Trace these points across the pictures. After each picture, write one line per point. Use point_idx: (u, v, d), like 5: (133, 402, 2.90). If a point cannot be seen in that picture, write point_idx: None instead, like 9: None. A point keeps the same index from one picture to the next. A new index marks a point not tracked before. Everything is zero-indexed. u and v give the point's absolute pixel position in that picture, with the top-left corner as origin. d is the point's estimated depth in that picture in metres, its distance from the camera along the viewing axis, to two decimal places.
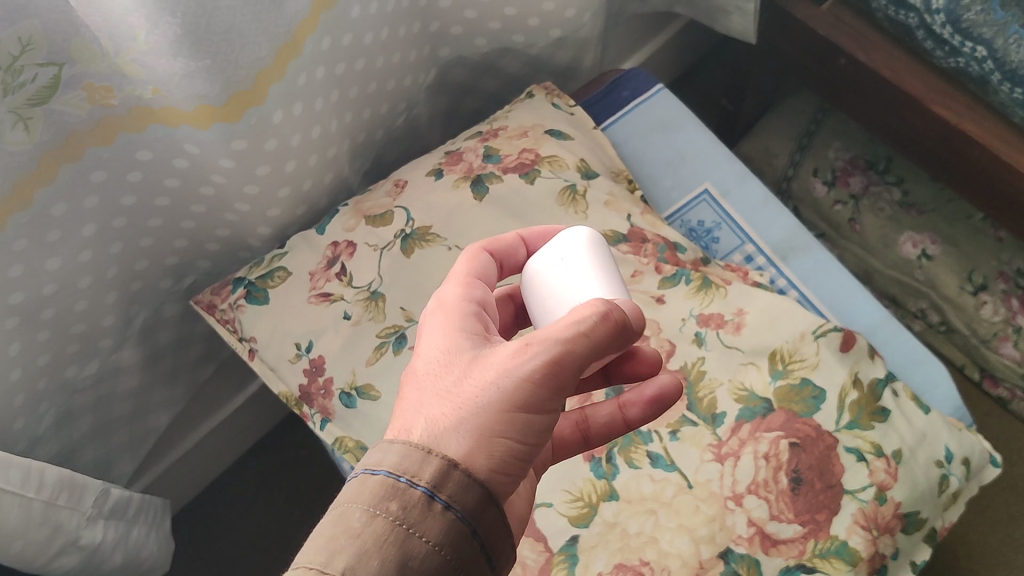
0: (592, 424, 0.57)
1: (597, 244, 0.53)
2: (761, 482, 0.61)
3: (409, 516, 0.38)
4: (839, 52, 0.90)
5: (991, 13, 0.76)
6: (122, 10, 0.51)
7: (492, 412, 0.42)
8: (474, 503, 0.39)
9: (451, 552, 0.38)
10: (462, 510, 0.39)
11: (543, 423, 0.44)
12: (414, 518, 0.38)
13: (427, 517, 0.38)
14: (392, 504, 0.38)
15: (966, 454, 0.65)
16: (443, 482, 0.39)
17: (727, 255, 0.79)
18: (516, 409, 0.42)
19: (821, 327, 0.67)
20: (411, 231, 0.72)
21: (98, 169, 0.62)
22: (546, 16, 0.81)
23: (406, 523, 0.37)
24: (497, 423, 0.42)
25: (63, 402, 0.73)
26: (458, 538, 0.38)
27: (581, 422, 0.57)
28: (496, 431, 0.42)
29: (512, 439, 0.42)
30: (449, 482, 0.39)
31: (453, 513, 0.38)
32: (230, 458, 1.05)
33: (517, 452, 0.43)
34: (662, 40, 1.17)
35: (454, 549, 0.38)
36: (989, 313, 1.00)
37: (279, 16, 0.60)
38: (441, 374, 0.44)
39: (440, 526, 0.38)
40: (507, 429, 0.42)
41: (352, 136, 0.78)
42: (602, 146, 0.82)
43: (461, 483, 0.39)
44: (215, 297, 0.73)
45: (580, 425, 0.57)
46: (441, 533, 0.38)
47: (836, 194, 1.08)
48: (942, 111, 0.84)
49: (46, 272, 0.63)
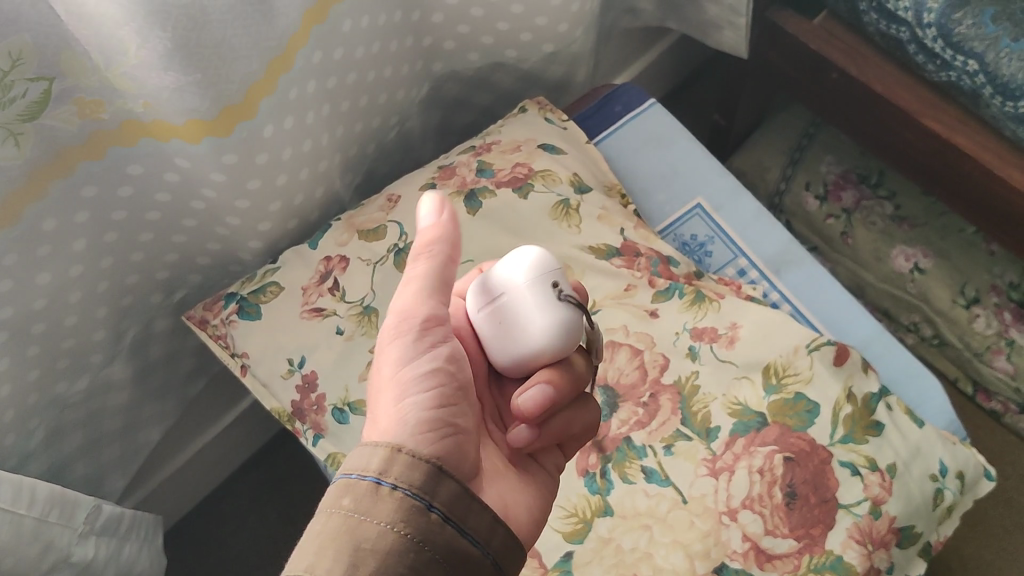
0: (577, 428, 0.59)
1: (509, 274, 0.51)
2: (755, 497, 0.61)
3: (361, 506, 0.41)
4: (831, 66, 0.90)
5: (982, 28, 0.76)
6: (112, 24, 0.51)
7: (395, 383, 0.48)
8: (423, 478, 0.42)
9: (408, 528, 0.40)
10: (413, 488, 0.42)
11: (439, 361, 0.49)
12: (366, 507, 0.40)
13: (377, 504, 0.41)
14: (345, 499, 0.41)
15: (960, 468, 0.64)
16: (388, 467, 0.42)
17: (720, 269, 0.79)
18: (408, 368, 0.48)
19: (814, 340, 0.66)
20: (404, 246, 0.73)
21: (89, 184, 0.62)
22: (538, 31, 0.81)
23: (360, 512, 0.40)
24: (398, 385, 0.48)
25: (53, 418, 0.73)
26: (413, 516, 0.41)
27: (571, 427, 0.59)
28: (403, 392, 0.47)
29: (418, 387, 0.47)
30: (394, 466, 0.42)
31: (401, 491, 0.41)
32: (222, 474, 1.05)
33: (435, 404, 0.47)
34: (655, 55, 1.17)
35: (413, 526, 0.40)
36: (982, 326, 1.00)
37: (270, 30, 0.60)
38: (376, 374, 0.50)
39: (390, 509, 0.40)
40: (411, 385, 0.47)
41: (343, 151, 0.78)
42: (595, 160, 0.82)
43: (407, 464, 0.42)
44: (207, 312, 0.72)
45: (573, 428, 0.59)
46: (394, 513, 0.40)
47: (828, 208, 1.08)
48: (933, 124, 0.85)
49: (36, 286, 0.63)
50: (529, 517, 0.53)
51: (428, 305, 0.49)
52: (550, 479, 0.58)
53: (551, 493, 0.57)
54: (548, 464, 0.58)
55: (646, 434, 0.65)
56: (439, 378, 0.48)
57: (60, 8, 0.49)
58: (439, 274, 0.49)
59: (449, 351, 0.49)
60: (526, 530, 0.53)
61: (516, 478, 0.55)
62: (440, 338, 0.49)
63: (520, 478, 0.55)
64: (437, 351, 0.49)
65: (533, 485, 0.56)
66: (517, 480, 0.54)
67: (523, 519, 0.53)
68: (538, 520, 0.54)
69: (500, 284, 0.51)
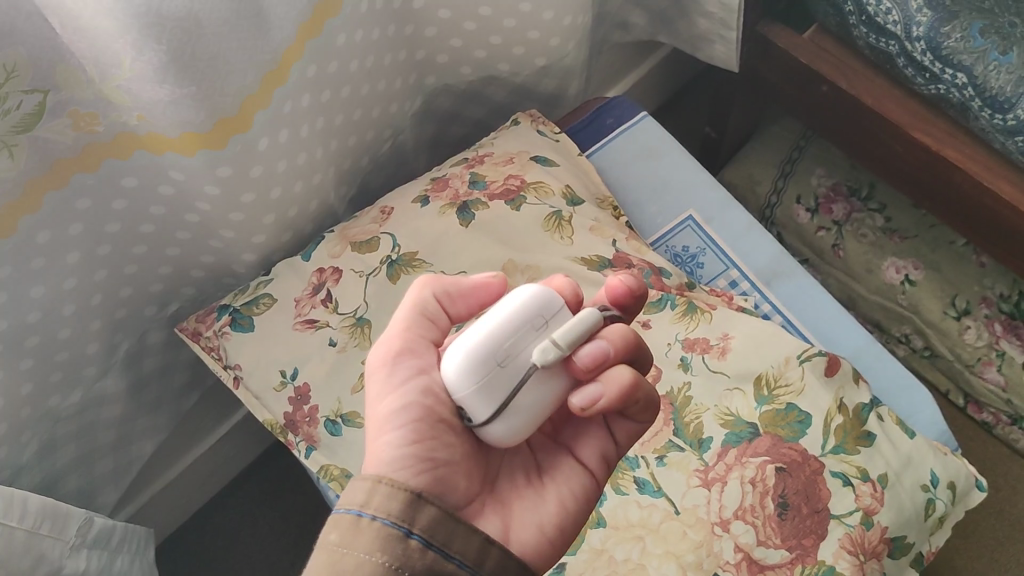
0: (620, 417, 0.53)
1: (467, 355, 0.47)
2: (747, 508, 0.61)
3: (344, 540, 0.42)
4: (821, 79, 0.91)
5: (970, 41, 0.77)
6: (107, 37, 0.51)
7: (376, 419, 0.48)
8: (402, 507, 0.43)
9: (385, 556, 0.41)
10: (392, 516, 0.42)
11: (412, 391, 0.48)
12: (348, 540, 0.42)
13: (357, 536, 0.42)
14: (332, 535, 0.43)
15: (951, 478, 0.65)
16: (369, 499, 0.43)
17: (712, 280, 0.80)
18: (384, 402, 0.48)
19: (806, 351, 0.67)
20: (397, 257, 0.72)
21: (83, 197, 0.62)
22: (531, 45, 0.81)
23: (343, 546, 0.42)
24: (378, 425, 0.48)
25: (46, 431, 0.72)
26: (390, 543, 0.42)
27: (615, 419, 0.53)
28: (382, 427, 0.48)
29: (395, 423, 0.47)
30: (375, 497, 0.43)
31: (379, 522, 0.42)
32: (215, 487, 1.04)
33: (407, 436, 0.47)
34: (646, 68, 1.18)
35: (391, 553, 0.41)
36: (973, 338, 1.00)
37: (265, 44, 0.60)
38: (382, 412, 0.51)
39: (369, 540, 0.42)
40: (388, 420, 0.48)
41: (337, 163, 0.78)
42: (587, 172, 0.82)
43: (386, 494, 0.43)
44: (200, 324, 0.73)
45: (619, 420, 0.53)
46: (374, 542, 0.42)
47: (819, 220, 1.08)
48: (922, 137, 0.85)
49: (30, 299, 0.63)
50: (538, 536, 0.49)
51: (400, 344, 0.49)
52: (589, 478, 0.52)
53: (586, 495, 0.52)
54: (587, 458, 0.52)
55: (638, 444, 0.65)
56: (414, 411, 0.47)
57: (55, 21, 0.50)
58: (417, 312, 0.51)
59: (427, 381, 0.48)
60: (531, 546, 0.49)
61: (533, 493, 0.51)
62: (417, 368, 0.49)
63: (538, 492, 0.51)
64: (412, 382, 0.48)
65: (554, 494, 0.51)
66: (529, 495, 0.51)
67: (525, 537, 0.49)
68: (552, 535, 0.50)
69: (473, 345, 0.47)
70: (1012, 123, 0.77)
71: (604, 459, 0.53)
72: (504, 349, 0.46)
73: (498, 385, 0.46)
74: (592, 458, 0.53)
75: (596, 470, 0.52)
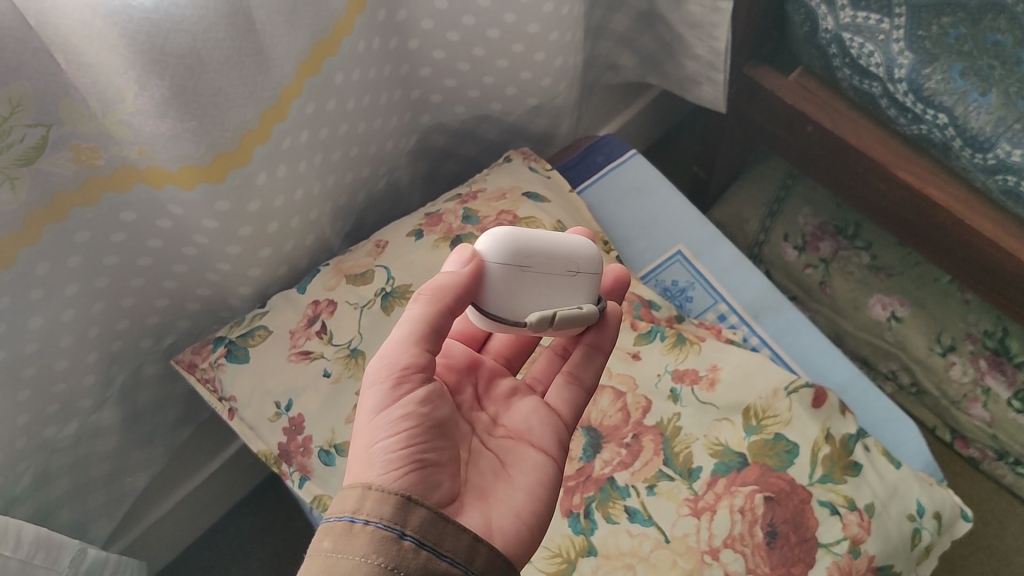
0: (580, 378, 0.58)
1: (522, 246, 0.52)
2: (737, 536, 0.62)
3: (337, 546, 0.42)
4: (806, 120, 0.93)
5: (951, 82, 0.79)
6: (111, 72, 0.53)
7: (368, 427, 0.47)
8: (395, 509, 0.43)
9: (380, 558, 0.41)
10: (384, 520, 0.43)
11: (406, 405, 0.48)
12: (341, 546, 0.42)
13: (353, 541, 0.42)
14: (325, 542, 0.43)
15: (937, 508, 0.66)
16: (360, 505, 0.43)
17: (701, 314, 0.81)
18: (378, 414, 0.47)
19: (793, 383, 0.68)
20: (391, 289, 0.74)
21: (83, 230, 0.63)
22: (522, 85, 0.82)
23: (336, 552, 0.42)
24: (369, 431, 0.47)
25: (40, 462, 0.73)
26: (384, 545, 0.42)
27: (571, 380, 0.58)
28: (373, 437, 0.47)
29: (385, 428, 0.47)
30: (366, 502, 0.44)
31: (372, 525, 0.43)
32: (207, 522, 1.05)
33: (399, 443, 0.47)
34: (635, 110, 1.20)
35: (387, 555, 0.42)
36: (959, 374, 1.01)
37: (264, 80, 0.62)
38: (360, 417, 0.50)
39: (364, 544, 0.42)
40: (381, 429, 0.47)
41: (333, 199, 0.80)
42: (579, 209, 0.83)
43: (377, 499, 0.44)
44: (195, 356, 0.74)
45: (571, 382, 0.57)
46: (368, 546, 0.42)
47: (806, 258, 1.10)
48: (906, 175, 0.87)
49: (28, 330, 0.64)
50: (517, 524, 0.50)
51: (404, 356, 0.48)
52: (552, 466, 0.53)
53: (551, 479, 0.53)
54: (546, 445, 0.54)
55: (629, 474, 0.65)
56: (408, 421, 0.48)
57: (59, 55, 0.51)
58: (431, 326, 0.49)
59: (421, 392, 0.48)
60: (512, 536, 0.49)
61: (502, 485, 0.51)
62: (412, 377, 0.48)
63: (508, 485, 0.51)
64: (406, 393, 0.48)
65: (524, 483, 0.52)
66: (501, 487, 0.51)
67: (507, 528, 0.49)
68: (530, 522, 0.50)
69: (529, 248, 0.53)
70: (992, 162, 0.79)
71: (558, 444, 0.54)
72: (533, 257, 0.53)
73: (512, 279, 0.52)
74: (550, 443, 0.54)
75: (555, 457, 0.54)
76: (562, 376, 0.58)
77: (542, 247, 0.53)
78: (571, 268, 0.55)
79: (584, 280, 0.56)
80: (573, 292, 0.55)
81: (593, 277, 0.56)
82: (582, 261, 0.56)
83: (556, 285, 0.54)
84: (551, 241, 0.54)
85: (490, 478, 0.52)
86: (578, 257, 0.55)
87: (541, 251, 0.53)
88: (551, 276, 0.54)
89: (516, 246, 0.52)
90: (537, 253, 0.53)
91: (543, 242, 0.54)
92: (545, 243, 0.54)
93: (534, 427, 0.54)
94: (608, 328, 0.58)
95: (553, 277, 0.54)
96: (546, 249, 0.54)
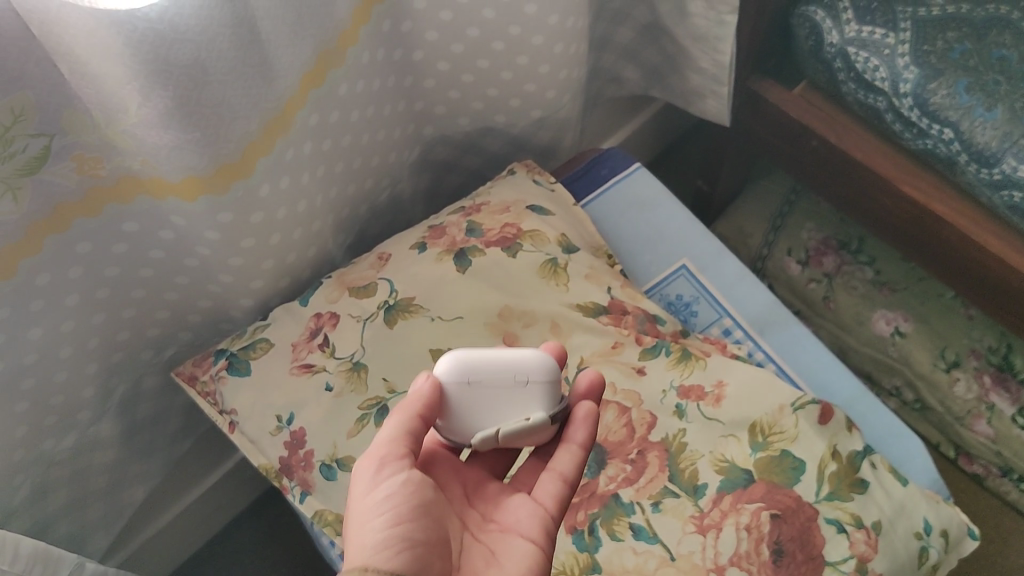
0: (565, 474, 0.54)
1: (466, 368, 0.55)
2: (742, 554, 0.61)
3: None
4: (811, 134, 0.92)
5: (956, 97, 0.79)
6: (114, 82, 0.53)
7: (359, 515, 0.48)
8: None
9: None
10: None
11: (397, 488, 0.48)
12: None
13: None
14: None
15: (944, 526, 0.66)
16: None
17: (706, 328, 0.80)
18: (373, 492, 0.48)
19: (799, 399, 0.67)
20: (395, 302, 0.73)
21: (84, 240, 0.63)
22: (527, 97, 0.82)
23: None
24: (360, 519, 0.47)
25: (38, 475, 0.72)
26: None
27: (559, 476, 0.54)
28: (368, 519, 0.47)
29: (377, 508, 0.47)
30: None
31: None
32: (205, 536, 1.04)
33: (391, 530, 0.47)
34: (638, 124, 1.20)
35: None
36: (963, 390, 1.01)
37: (269, 91, 0.61)
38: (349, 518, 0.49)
39: None
40: (376, 510, 0.47)
41: (336, 211, 0.79)
42: (582, 222, 0.83)
43: None
44: (197, 369, 0.73)
45: (559, 478, 0.54)
46: None
47: (810, 273, 1.10)
48: (911, 191, 0.87)
49: (28, 341, 0.63)
50: None
51: (386, 448, 0.50)
52: (540, 554, 0.51)
53: (540, 568, 0.50)
54: (535, 534, 0.52)
55: (634, 490, 0.64)
56: (396, 500, 0.48)
57: (63, 66, 0.51)
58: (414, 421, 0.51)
59: (407, 477, 0.49)
60: None
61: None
62: (398, 468, 0.49)
63: (496, 575, 0.50)
64: (390, 481, 0.48)
65: (513, 571, 0.50)
66: (491, 575, 0.50)
67: None
68: None
69: (475, 369, 0.55)
70: (997, 177, 0.78)
71: (547, 535, 0.52)
72: (477, 376, 0.54)
73: (456, 401, 0.54)
74: (537, 533, 0.52)
75: (543, 547, 0.52)
76: (546, 471, 0.55)
77: (492, 366, 0.55)
78: (524, 381, 0.55)
79: (542, 389, 0.55)
80: (527, 405, 0.54)
81: (550, 385, 0.55)
82: (537, 372, 0.55)
83: (509, 400, 0.54)
84: (500, 358, 0.55)
85: (480, 569, 0.50)
86: (531, 368, 0.55)
87: (491, 371, 0.55)
88: (499, 392, 0.54)
89: (455, 372, 0.54)
90: (484, 371, 0.55)
91: (491, 361, 0.55)
92: (494, 361, 0.55)
93: (522, 517, 0.52)
94: (585, 427, 0.55)
95: (501, 392, 0.54)
96: (493, 368, 0.55)
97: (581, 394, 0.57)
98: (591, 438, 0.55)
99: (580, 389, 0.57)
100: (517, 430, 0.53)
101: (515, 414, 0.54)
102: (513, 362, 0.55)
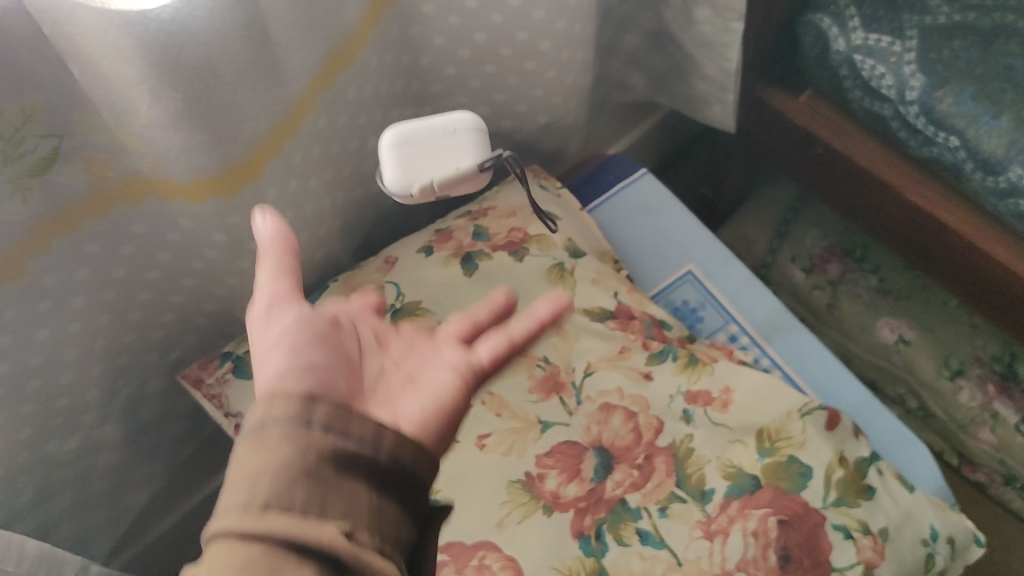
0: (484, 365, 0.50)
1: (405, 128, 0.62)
2: (750, 559, 0.60)
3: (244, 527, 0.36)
4: (816, 141, 0.93)
5: (962, 105, 0.79)
6: (125, 84, 0.52)
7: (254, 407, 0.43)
8: (303, 486, 0.38)
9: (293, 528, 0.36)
10: (284, 502, 0.37)
11: (293, 385, 0.44)
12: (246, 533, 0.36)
13: (258, 528, 0.36)
14: (216, 544, 0.36)
15: (950, 533, 0.66)
16: (251, 498, 0.37)
17: (712, 334, 0.80)
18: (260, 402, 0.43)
19: (807, 405, 0.67)
20: (401, 305, 0.73)
21: (92, 241, 0.63)
22: (533, 103, 0.82)
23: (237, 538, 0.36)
24: (251, 416, 0.42)
25: (42, 477, 0.72)
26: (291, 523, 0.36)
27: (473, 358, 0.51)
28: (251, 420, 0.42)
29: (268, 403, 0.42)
30: (258, 498, 0.37)
31: (272, 512, 0.37)
32: (207, 540, 1.03)
33: (286, 410, 0.41)
34: (642, 130, 1.20)
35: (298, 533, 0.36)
36: (967, 399, 1.00)
37: (278, 93, 0.61)
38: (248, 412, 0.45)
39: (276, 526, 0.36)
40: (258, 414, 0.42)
41: (343, 215, 0.79)
42: (588, 227, 0.83)
43: (272, 485, 0.38)
44: (203, 372, 0.74)
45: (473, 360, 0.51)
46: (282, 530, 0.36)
47: (814, 280, 1.10)
48: (916, 198, 0.87)
49: (33, 342, 0.63)
50: (421, 422, 0.47)
51: (290, 362, 0.46)
52: (448, 419, 0.48)
53: (447, 428, 0.48)
54: (444, 403, 0.48)
55: (641, 495, 0.64)
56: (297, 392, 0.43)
57: (73, 66, 0.51)
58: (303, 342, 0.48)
59: (306, 379, 0.45)
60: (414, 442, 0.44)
61: (393, 423, 0.47)
62: (300, 372, 0.46)
63: (401, 422, 0.47)
64: (283, 380, 0.45)
65: (417, 423, 0.47)
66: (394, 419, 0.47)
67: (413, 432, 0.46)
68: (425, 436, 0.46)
69: (413, 130, 0.62)
70: (1003, 185, 0.78)
71: (455, 401, 0.49)
72: (414, 135, 0.62)
73: (397, 158, 0.62)
74: (445, 397, 0.49)
75: (453, 410, 0.48)
76: (450, 347, 0.52)
77: (426, 122, 0.63)
78: (453, 129, 0.63)
79: (469, 136, 0.64)
80: (457, 152, 0.63)
81: (476, 135, 0.64)
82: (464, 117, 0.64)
83: (441, 146, 0.63)
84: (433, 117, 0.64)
85: (386, 418, 0.47)
86: (459, 121, 0.64)
87: (426, 125, 0.63)
88: (432, 144, 0.63)
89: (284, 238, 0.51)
90: (421, 129, 0.63)
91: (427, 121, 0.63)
92: (427, 123, 0.63)
93: (429, 397, 0.49)
94: (504, 347, 0.50)
95: (433, 146, 0.63)
96: (428, 126, 0.63)
97: (543, 320, 0.50)
98: (529, 341, 0.50)
99: (542, 315, 0.50)
100: (449, 181, 0.62)
101: (450, 161, 0.63)
102: (443, 120, 0.63)
